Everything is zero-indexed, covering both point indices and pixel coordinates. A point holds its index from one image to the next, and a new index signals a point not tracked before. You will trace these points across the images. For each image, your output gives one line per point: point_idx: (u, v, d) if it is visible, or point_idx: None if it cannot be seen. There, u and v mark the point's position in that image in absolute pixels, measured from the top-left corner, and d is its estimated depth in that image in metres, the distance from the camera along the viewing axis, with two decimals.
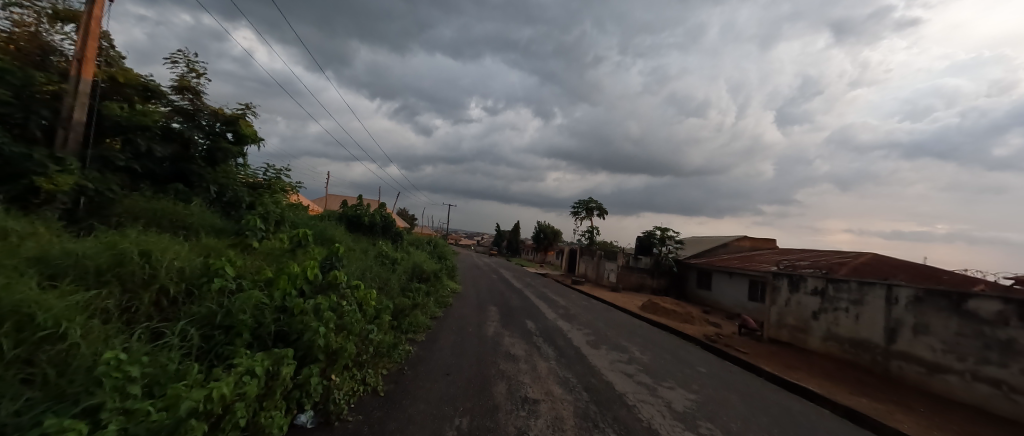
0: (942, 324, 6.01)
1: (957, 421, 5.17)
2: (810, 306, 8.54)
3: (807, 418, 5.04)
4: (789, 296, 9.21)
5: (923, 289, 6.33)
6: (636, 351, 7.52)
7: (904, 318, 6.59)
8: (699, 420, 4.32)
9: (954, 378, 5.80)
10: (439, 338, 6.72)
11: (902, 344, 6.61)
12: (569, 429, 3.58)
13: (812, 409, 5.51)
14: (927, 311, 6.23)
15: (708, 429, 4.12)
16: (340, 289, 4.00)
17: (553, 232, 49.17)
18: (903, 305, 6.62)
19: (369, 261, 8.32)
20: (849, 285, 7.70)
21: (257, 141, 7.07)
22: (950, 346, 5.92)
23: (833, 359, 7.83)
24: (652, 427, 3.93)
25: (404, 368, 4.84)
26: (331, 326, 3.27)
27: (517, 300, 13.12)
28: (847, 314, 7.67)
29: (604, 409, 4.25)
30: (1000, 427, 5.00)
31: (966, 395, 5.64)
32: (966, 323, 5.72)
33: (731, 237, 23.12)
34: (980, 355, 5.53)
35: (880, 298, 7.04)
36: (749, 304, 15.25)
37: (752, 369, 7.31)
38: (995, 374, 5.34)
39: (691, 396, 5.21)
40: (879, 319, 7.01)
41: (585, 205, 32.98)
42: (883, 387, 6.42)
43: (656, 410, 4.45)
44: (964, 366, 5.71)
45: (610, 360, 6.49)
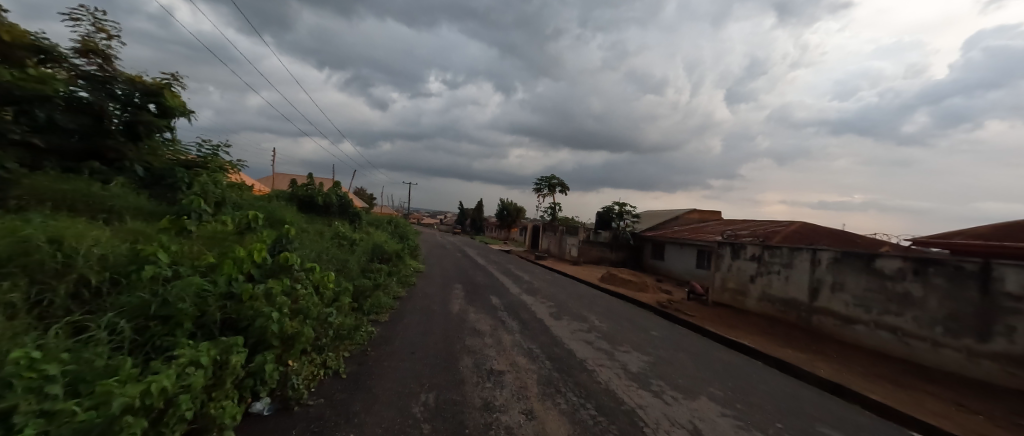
0: (854, 282, 6.86)
1: (862, 364, 6.01)
2: (748, 270, 9.39)
3: (744, 370, 5.62)
4: (731, 263, 10.01)
5: (841, 251, 7.15)
6: (596, 320, 7.91)
7: (824, 278, 7.45)
8: (651, 379, 4.69)
9: (861, 326, 6.71)
10: (403, 318, 6.63)
11: (822, 301, 7.47)
12: (533, 396, 3.75)
13: (748, 361, 6.15)
14: (842, 270, 7.09)
15: (659, 385, 4.48)
16: (294, 272, 3.83)
17: (516, 209, 49.32)
18: (824, 266, 7.46)
19: (325, 243, 7.96)
20: (781, 250, 8.51)
21: (186, 113, 6.35)
22: (859, 300, 6.79)
23: (767, 317, 8.71)
24: (610, 388, 4.21)
25: (367, 349, 4.76)
26: (286, 310, 3.13)
27: (482, 277, 13.17)
28: (779, 276, 8.51)
29: (565, 375, 4.47)
30: (895, 365, 5.89)
31: (869, 341, 6.56)
32: (872, 280, 6.58)
33: (682, 211, 24.55)
34: (883, 306, 6.40)
35: (805, 260, 7.87)
36: (698, 272, 16.43)
37: (699, 331, 7.98)
38: (893, 321, 6.23)
39: (646, 357, 5.62)
40: (805, 280, 7.86)
41: (547, 182, 33.38)
42: (805, 339, 7.29)
43: (613, 372, 4.76)
44: (869, 316, 6.60)
45: (571, 330, 6.77)
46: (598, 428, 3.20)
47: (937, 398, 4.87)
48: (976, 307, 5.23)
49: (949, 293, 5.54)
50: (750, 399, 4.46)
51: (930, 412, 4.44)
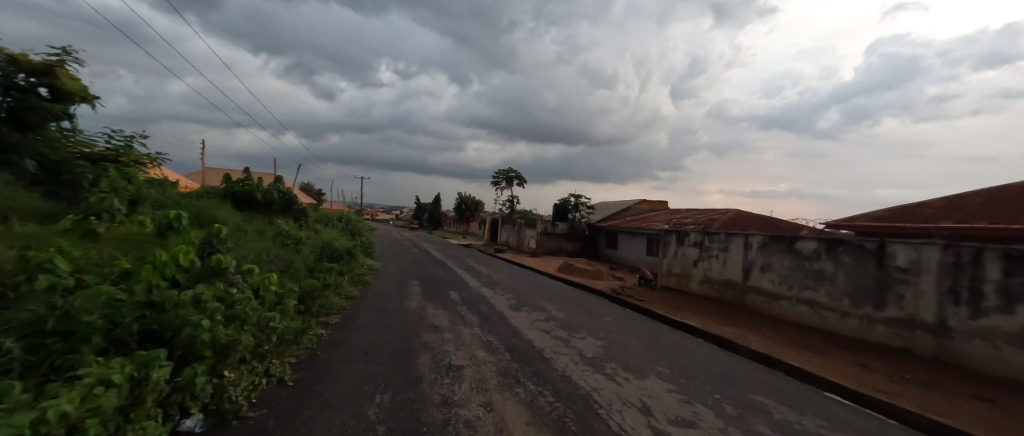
0: (780, 262, 7.63)
1: (785, 335, 6.72)
2: (691, 255, 10.09)
3: (687, 348, 6.07)
4: (676, 249, 10.70)
5: (769, 235, 7.90)
6: (554, 309, 8.11)
7: (755, 260, 8.20)
8: (605, 362, 4.91)
9: (785, 302, 7.49)
10: (357, 318, 6.35)
11: (753, 281, 8.23)
12: (492, 387, 3.77)
13: (691, 340, 6.64)
14: (770, 252, 7.85)
15: (613, 368, 4.71)
16: (229, 276, 3.53)
17: (474, 203, 48.83)
18: (755, 249, 8.21)
19: (267, 242, 7.38)
20: (719, 236, 9.24)
21: (90, 98, 5.55)
22: (783, 278, 7.57)
23: (707, 298, 9.43)
24: (567, 374, 4.34)
25: (317, 353, 4.51)
26: (220, 317, 2.87)
27: (440, 272, 12.95)
28: (717, 259, 9.24)
29: (524, 364, 4.55)
30: (812, 334, 6.65)
31: (792, 314, 7.35)
32: (794, 260, 7.35)
33: (633, 201, 25.74)
34: (803, 283, 7.18)
35: (740, 245, 8.61)
36: (648, 259, 17.36)
37: (649, 314, 8.46)
38: (810, 296, 7.02)
39: (600, 342, 5.87)
40: (739, 262, 8.61)
41: (504, 175, 33.42)
42: (740, 316, 8.00)
43: (569, 359, 4.92)
44: (791, 292, 7.38)
45: (530, 321, 6.89)
46: (555, 414, 3.30)
47: (845, 361, 5.58)
48: (874, 280, 6.05)
49: (853, 269, 6.34)
50: (693, 375, 4.83)
51: (839, 373, 5.08)
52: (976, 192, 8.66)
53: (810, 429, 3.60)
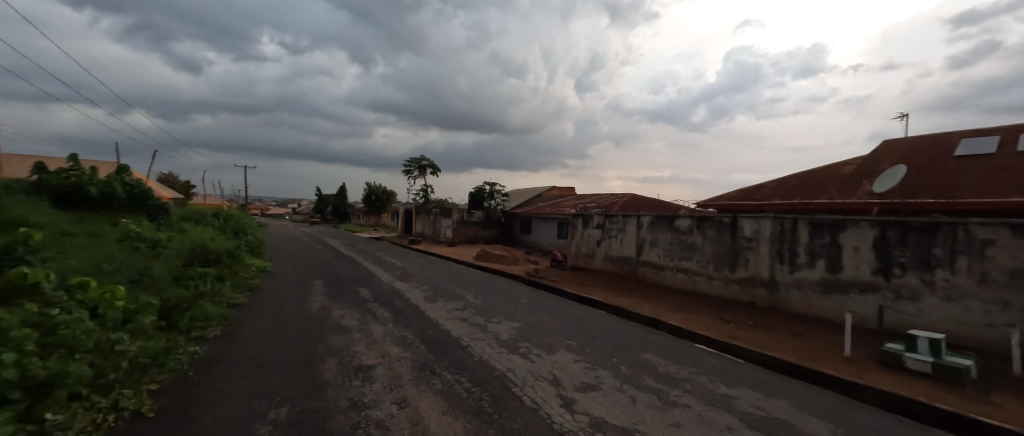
0: (664, 238, 8.81)
1: (669, 300, 7.83)
2: (595, 236, 11.03)
3: (592, 320, 6.67)
4: (582, 232, 11.58)
5: (655, 215, 9.04)
6: (471, 297, 8.15)
7: (645, 237, 9.33)
8: (520, 342, 5.13)
9: (668, 272, 8.69)
10: (243, 328, 5.51)
11: (644, 256, 9.37)
12: (406, 383, 3.65)
13: (595, 313, 7.32)
14: (657, 230, 9.00)
15: (527, 347, 4.95)
16: (47, 294, 2.74)
17: (385, 193, 45.97)
18: (645, 227, 9.33)
19: (108, 248, 5.91)
20: (617, 218, 10.26)
21: None
22: (666, 252, 8.76)
23: (609, 273, 10.45)
24: (484, 359, 4.42)
25: (189, 374, 3.82)
26: (36, 347, 2.19)
27: (347, 268, 11.97)
28: (616, 239, 10.27)
29: (440, 355, 4.50)
30: (688, 297, 7.88)
31: (673, 282, 8.57)
32: (674, 235, 8.55)
33: (544, 188, 26.97)
34: (681, 255, 8.42)
35: (633, 225, 9.70)
36: (559, 242, 18.48)
37: (559, 293, 9.05)
38: (686, 265, 8.28)
39: (515, 324, 6.09)
40: (633, 240, 9.69)
41: (416, 163, 32.04)
42: (634, 287, 9.06)
43: (486, 343, 5.02)
44: (673, 263, 8.59)
45: (446, 310, 6.81)
46: (471, 399, 3.34)
47: (711, 316, 6.72)
48: (730, 248, 7.38)
49: (716, 240, 7.64)
50: (596, 343, 5.33)
51: (706, 326, 6.13)
52: (795, 176, 11.09)
53: (684, 376, 4.29)
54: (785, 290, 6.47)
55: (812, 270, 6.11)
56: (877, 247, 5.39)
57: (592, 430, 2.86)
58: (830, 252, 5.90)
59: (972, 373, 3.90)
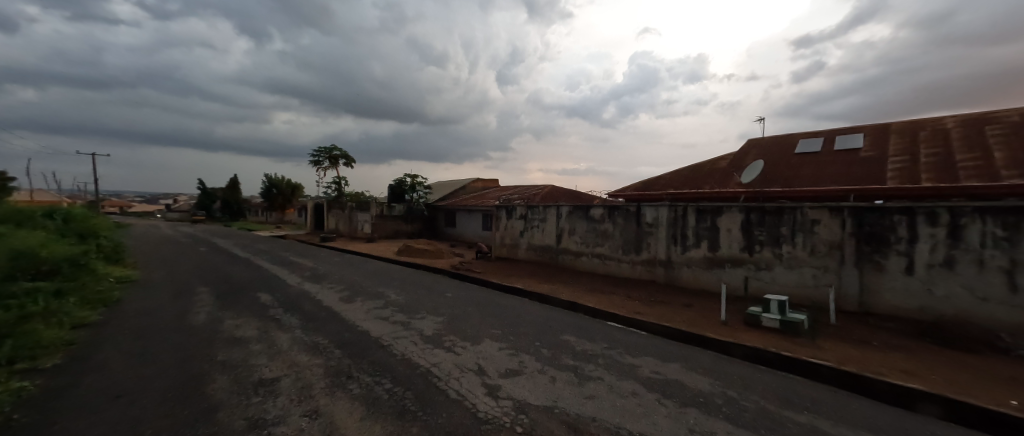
0: (580, 226, 9.41)
1: (585, 283, 8.43)
2: (518, 227, 11.32)
3: (516, 308, 6.88)
4: (506, 223, 11.80)
5: (573, 206, 9.60)
6: (392, 294, 7.78)
7: (564, 226, 9.86)
8: (446, 336, 5.07)
9: (585, 257, 9.34)
10: (100, 352, 4.49)
11: (563, 244, 9.92)
12: (318, 392, 3.36)
13: (518, 300, 7.55)
14: (574, 219, 9.57)
15: (452, 340, 4.92)
16: None
17: (289, 186, 41.19)
18: (564, 217, 9.86)
19: None
20: (539, 209, 10.66)
21: None
22: (582, 239, 9.39)
23: (531, 262, 10.85)
24: (407, 356, 4.28)
25: (16, 416, 2.99)
26: None
27: (244, 272, 10.51)
28: (538, 229, 10.68)
29: (358, 358, 4.23)
30: (601, 280, 8.57)
31: (589, 267, 9.24)
32: (589, 224, 9.20)
33: (468, 180, 26.75)
34: (595, 241, 9.10)
35: (553, 215, 10.17)
36: (483, 233, 18.59)
37: (484, 283, 9.14)
38: (600, 251, 8.97)
39: (440, 318, 6.00)
40: (553, 229, 10.18)
41: (326, 153, 29.26)
42: (555, 273, 9.56)
43: (410, 341, 4.86)
44: (588, 250, 9.24)
45: (365, 310, 6.40)
46: (393, 399, 3.21)
47: (621, 295, 7.41)
48: (635, 233, 8.19)
49: (624, 227, 8.41)
50: (520, 330, 5.52)
51: (616, 305, 6.74)
52: (685, 168, 12.71)
53: (598, 352, 4.68)
54: (679, 268, 7.42)
55: (699, 250, 7.10)
56: (744, 228, 6.47)
57: (517, 413, 2.97)
58: (711, 234, 6.91)
59: (805, 325, 4.95)
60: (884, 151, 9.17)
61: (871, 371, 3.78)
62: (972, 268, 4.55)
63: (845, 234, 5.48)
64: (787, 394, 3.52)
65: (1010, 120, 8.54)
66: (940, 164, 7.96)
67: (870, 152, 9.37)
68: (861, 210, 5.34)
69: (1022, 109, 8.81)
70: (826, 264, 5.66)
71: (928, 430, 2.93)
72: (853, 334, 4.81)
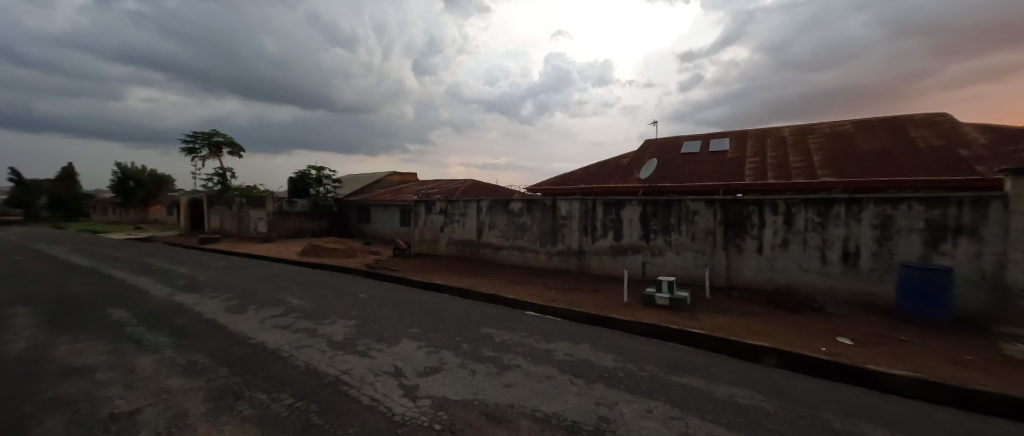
0: (500, 220, 9.58)
1: (505, 276, 8.64)
2: (438, 222, 11.06)
3: (436, 305, 6.74)
4: (425, 218, 11.43)
5: (493, 200, 9.70)
6: (295, 300, 7.01)
7: (485, 220, 9.93)
8: (358, 340, 4.75)
9: (505, 251, 9.53)
10: None
11: (484, 238, 9.98)
12: (197, 420, 2.87)
13: (438, 297, 7.41)
14: (494, 213, 9.70)
15: (366, 344, 4.62)
16: None
17: (156, 179, 34.18)
18: (484, 211, 9.93)
19: None
20: (459, 203, 10.54)
21: None
22: (503, 233, 9.57)
23: (452, 257, 10.71)
24: (312, 366, 3.90)
25: None
26: None
27: (89, 284, 8.46)
28: (458, 223, 10.57)
29: (251, 374, 3.72)
30: (520, 271, 8.85)
31: (509, 259, 9.46)
32: (509, 218, 9.40)
33: (383, 174, 25.24)
34: (514, 235, 9.34)
35: (474, 209, 10.17)
36: (401, 229, 17.77)
37: (402, 281, 8.76)
38: (519, 244, 9.24)
39: (352, 322, 5.58)
40: (474, 224, 10.17)
41: (207, 140, 24.94)
42: (476, 267, 9.58)
43: (316, 349, 4.44)
44: (509, 243, 9.45)
45: (260, 320, 5.65)
46: (295, 415, 2.90)
47: (539, 285, 7.73)
48: (551, 226, 8.62)
49: (541, 220, 8.79)
50: (440, 327, 5.42)
51: (534, 295, 7.03)
52: (594, 165, 13.78)
53: (516, 341, 4.84)
54: (590, 257, 8.03)
55: (606, 240, 7.76)
56: (642, 219, 7.25)
57: (434, 410, 2.92)
58: (616, 224, 7.60)
59: (689, 301, 5.77)
60: (744, 153, 11.09)
61: (734, 335, 4.57)
62: (800, 247, 5.81)
63: (717, 222, 6.50)
64: (673, 361, 4.07)
65: (824, 131, 11.02)
66: (782, 164, 9.91)
67: (735, 154, 11.24)
68: (729, 202, 6.38)
69: (832, 122, 11.41)
70: (704, 248, 6.65)
71: (767, 377, 3.68)
72: (723, 306, 5.75)
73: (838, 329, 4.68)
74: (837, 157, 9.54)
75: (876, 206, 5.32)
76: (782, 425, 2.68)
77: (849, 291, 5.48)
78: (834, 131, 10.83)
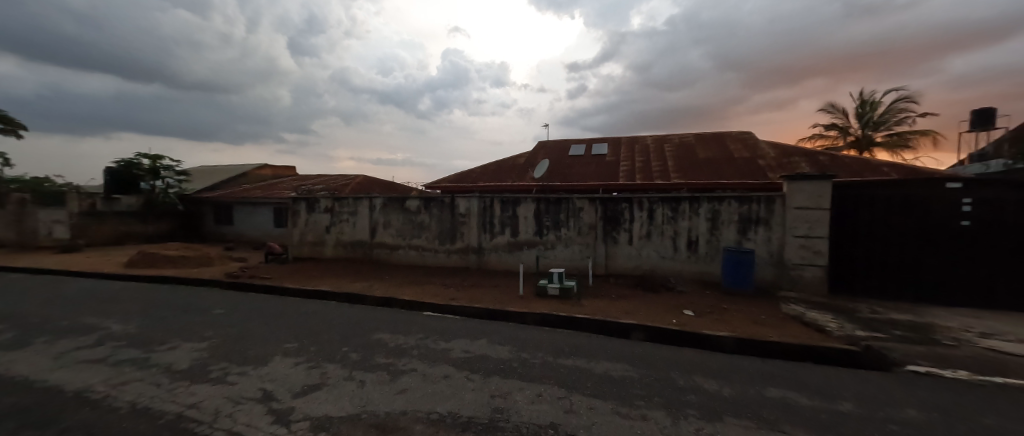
0: (396, 219, 9.06)
1: (399, 277, 8.19)
2: (323, 222, 9.89)
3: (319, 313, 6.02)
4: (306, 217, 10.09)
5: (387, 197, 9.09)
6: (116, 324, 5.45)
7: (378, 219, 9.25)
8: (214, 365, 3.94)
9: (401, 251, 9.05)
10: None
11: (377, 238, 9.30)
12: None
13: (322, 305, 6.63)
14: (389, 211, 9.11)
15: (224, 368, 3.86)
16: None
17: None
18: (377, 210, 9.24)
19: None
20: (348, 201, 9.59)
21: None
22: (398, 232, 9.06)
23: (339, 260, 9.70)
24: (141, 406, 3.08)
25: None
26: None
27: None
28: (347, 223, 9.62)
29: (36, 431, 2.75)
30: (417, 271, 8.51)
31: (406, 259, 9.02)
32: (405, 216, 8.94)
33: (250, 166, 21.47)
34: (411, 234, 8.93)
35: (365, 207, 9.37)
36: (275, 231, 15.39)
37: (276, 291, 7.58)
38: (416, 243, 8.88)
39: (205, 344, 4.60)
40: (366, 223, 9.39)
41: None
42: (368, 270, 8.87)
43: (149, 383, 3.52)
44: (405, 242, 9.00)
45: (56, 356, 4.23)
46: None
47: (437, 285, 7.55)
48: (450, 224, 8.49)
49: (438, 219, 8.59)
50: (324, 338, 4.85)
51: (432, 295, 6.84)
52: (492, 164, 14.09)
53: (411, 344, 4.63)
54: (488, 253, 8.18)
55: (503, 236, 8.00)
56: (536, 216, 7.68)
57: (314, 433, 2.60)
58: (512, 221, 7.89)
59: (576, 290, 6.33)
60: (619, 157, 12.66)
61: (611, 316, 5.19)
62: (660, 237, 6.91)
63: (598, 217, 7.28)
64: (562, 346, 4.42)
65: (677, 141, 13.28)
66: (647, 168, 11.62)
67: (613, 157, 12.76)
68: (607, 200, 7.21)
69: (683, 134, 13.84)
70: (588, 241, 7.38)
71: (636, 350, 4.27)
72: (603, 292, 6.47)
73: (685, 304, 5.71)
74: (686, 163, 11.62)
75: (711, 203, 6.62)
76: (644, 388, 3.15)
77: (693, 272, 6.74)
78: (684, 142, 13.15)
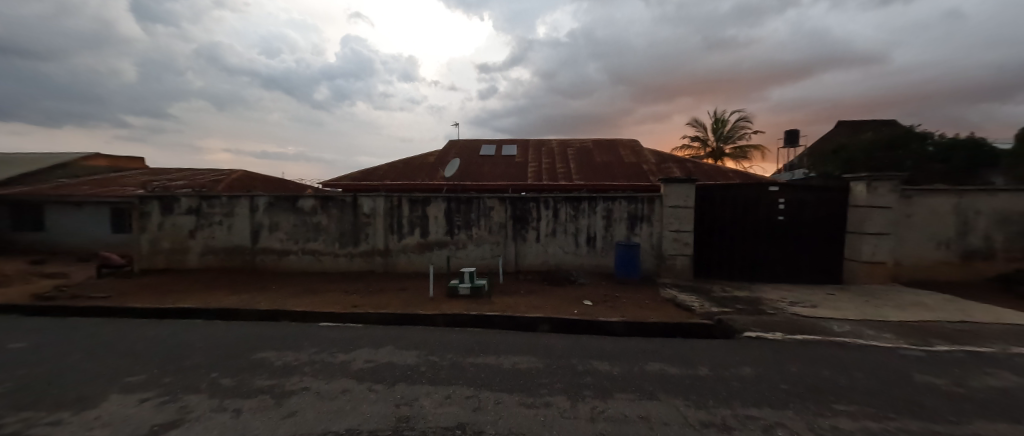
0: (285, 220, 7.97)
1: (290, 285, 7.24)
2: (186, 225, 8.18)
3: (181, 335, 4.97)
4: (161, 220, 8.23)
5: (273, 196, 7.95)
6: None
7: (262, 221, 8.04)
8: (7, 417, 2.95)
9: (292, 256, 8.01)
10: None
11: (261, 242, 8.07)
12: None
13: (184, 325, 5.49)
14: (276, 212, 7.97)
15: (28, 419, 2.92)
16: None
17: None
18: (261, 210, 8.02)
19: None
20: (220, 200, 8.10)
21: None
22: (288, 235, 8.00)
23: (209, 270, 8.15)
24: None
25: None
26: None
27: None
28: (220, 226, 8.12)
29: None
30: (313, 278, 7.63)
31: (298, 265, 8.01)
32: (297, 217, 7.93)
33: (73, 155, 16.65)
34: (304, 236, 7.96)
35: (244, 207, 8.04)
36: (114, 238, 12.22)
37: (115, 312, 6.03)
38: (311, 247, 7.95)
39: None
40: (246, 225, 8.06)
41: None
42: (249, 279, 7.63)
43: None
44: (298, 246, 7.99)
45: None
46: None
47: (336, 292, 6.87)
48: (351, 225, 7.81)
49: (338, 220, 7.82)
50: (186, 365, 4.02)
51: (331, 303, 6.20)
52: (400, 161, 13.39)
53: (304, 360, 4.12)
54: (395, 255, 7.76)
55: (412, 236, 7.67)
56: (446, 215, 7.54)
57: None
58: (422, 221, 7.61)
59: (486, 288, 6.41)
60: (527, 159, 13.20)
61: (519, 311, 5.38)
62: (563, 234, 7.41)
63: (507, 216, 7.47)
64: (472, 345, 4.42)
65: (579, 145, 14.39)
66: (552, 169, 12.36)
67: (521, 159, 13.24)
68: (516, 199, 7.45)
69: (584, 139, 15.05)
70: (498, 240, 7.53)
71: (542, 341, 4.50)
72: (512, 288, 6.68)
73: (585, 295, 6.23)
74: (586, 166, 12.67)
75: (606, 203, 7.34)
76: (547, 377, 3.34)
77: (592, 265, 7.40)
78: (584, 146, 14.31)
